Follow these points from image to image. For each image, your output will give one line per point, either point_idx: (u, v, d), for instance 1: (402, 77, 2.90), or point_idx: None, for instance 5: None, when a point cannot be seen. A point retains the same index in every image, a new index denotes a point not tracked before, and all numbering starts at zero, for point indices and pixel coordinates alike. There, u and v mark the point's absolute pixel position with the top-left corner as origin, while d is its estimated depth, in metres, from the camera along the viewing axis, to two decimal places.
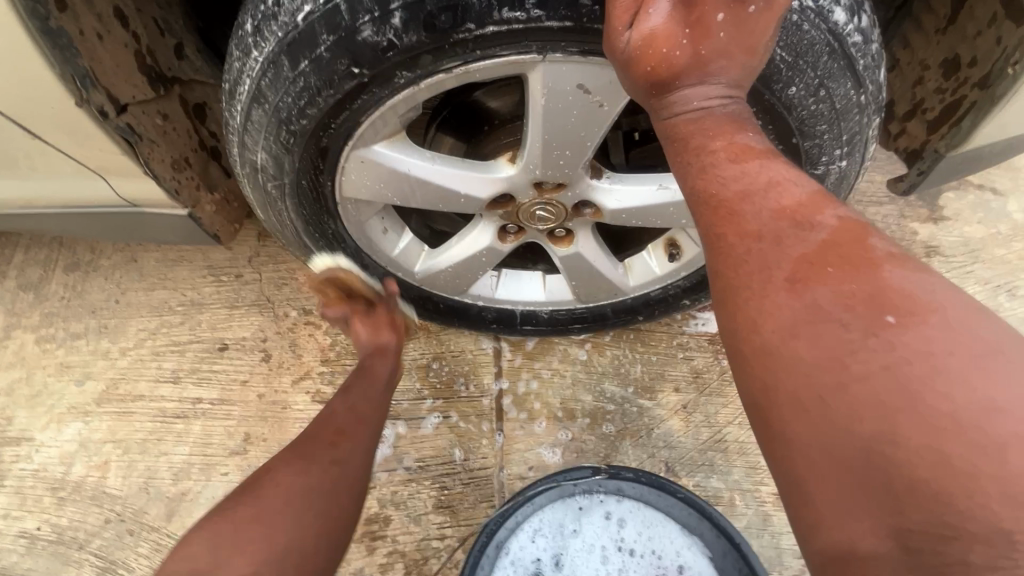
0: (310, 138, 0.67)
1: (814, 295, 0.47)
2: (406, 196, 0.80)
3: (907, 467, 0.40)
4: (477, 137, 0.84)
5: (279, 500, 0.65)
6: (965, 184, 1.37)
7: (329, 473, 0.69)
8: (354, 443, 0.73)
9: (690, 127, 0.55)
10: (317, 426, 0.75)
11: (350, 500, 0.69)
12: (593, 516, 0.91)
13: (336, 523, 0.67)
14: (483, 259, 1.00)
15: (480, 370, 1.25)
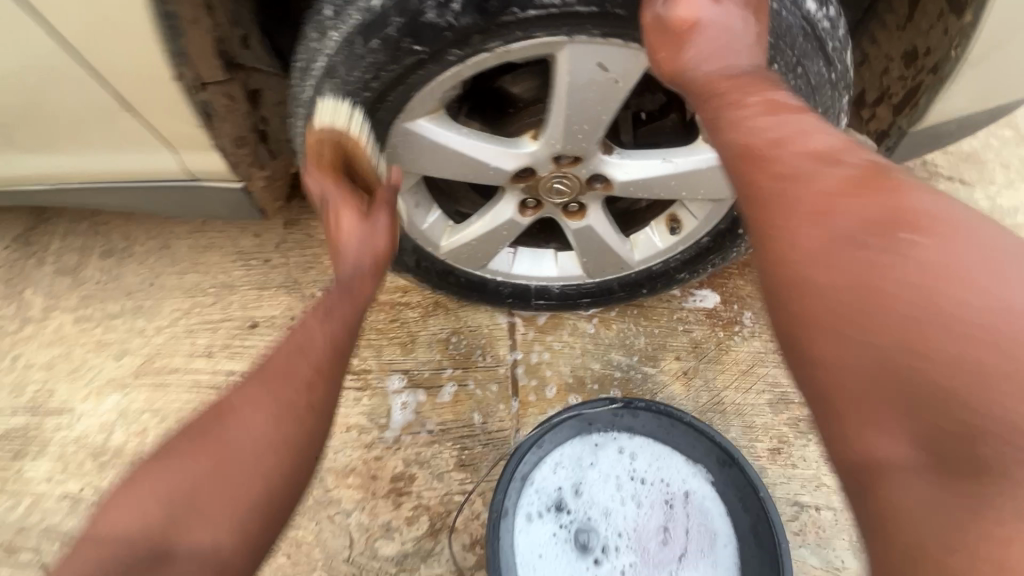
0: (370, 109, 0.79)
1: (834, 223, 0.54)
2: (442, 167, 0.91)
3: (924, 369, 0.45)
4: (502, 120, 0.96)
5: (255, 429, 0.69)
6: (936, 176, 1.51)
7: (302, 400, 0.71)
8: (326, 378, 0.74)
9: (721, 84, 0.67)
10: (288, 347, 0.74)
11: (320, 431, 0.72)
12: (608, 451, 1.04)
13: (306, 454, 0.71)
14: (503, 233, 1.11)
15: (496, 343, 1.35)
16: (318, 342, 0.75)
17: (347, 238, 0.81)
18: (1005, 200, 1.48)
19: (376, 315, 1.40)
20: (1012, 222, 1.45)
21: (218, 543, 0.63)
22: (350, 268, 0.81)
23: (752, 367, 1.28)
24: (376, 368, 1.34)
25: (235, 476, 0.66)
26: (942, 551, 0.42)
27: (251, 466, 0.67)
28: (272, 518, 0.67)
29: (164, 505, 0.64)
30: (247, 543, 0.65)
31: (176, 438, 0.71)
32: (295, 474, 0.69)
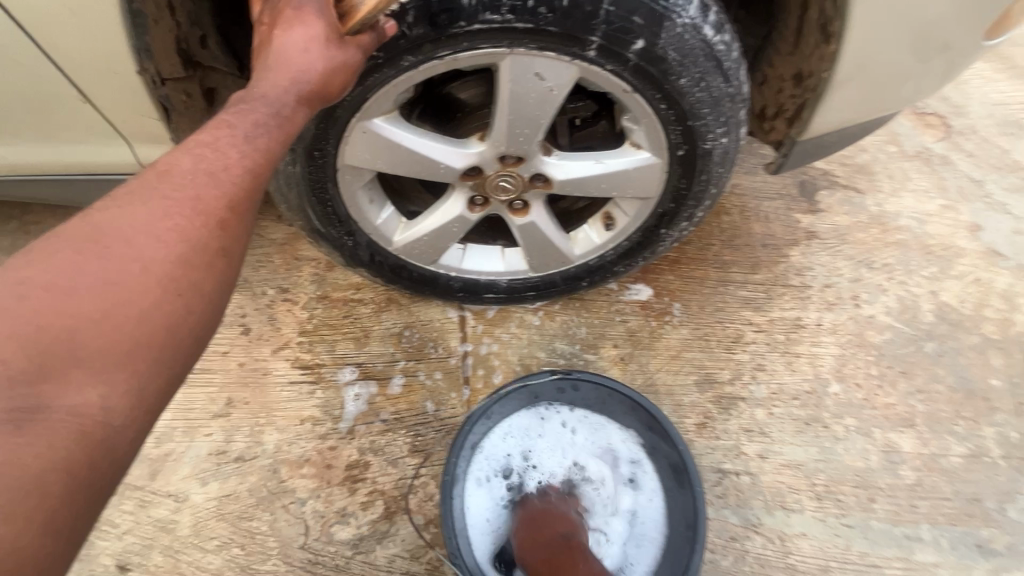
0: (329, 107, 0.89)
1: None
2: (395, 163, 0.99)
3: None
4: (451, 123, 1.05)
5: (138, 271, 0.65)
6: (835, 185, 1.73)
7: (208, 246, 0.69)
8: (232, 225, 0.72)
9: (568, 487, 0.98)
10: (185, 181, 0.70)
11: (225, 276, 0.71)
12: (552, 421, 1.16)
13: (213, 299, 0.69)
14: (453, 228, 1.19)
15: (447, 336, 1.42)
16: (228, 179, 0.72)
17: (305, 23, 0.74)
18: (891, 206, 1.71)
19: (330, 312, 1.44)
20: (896, 225, 1.68)
21: (108, 401, 0.60)
22: (282, 81, 0.74)
23: (680, 352, 1.42)
24: (330, 362, 1.38)
25: (116, 318, 0.62)
26: None
27: (130, 310, 0.63)
28: (167, 369, 0.65)
29: (28, 359, 0.57)
30: (139, 396, 0.62)
31: (30, 260, 0.63)
32: (200, 317, 0.68)
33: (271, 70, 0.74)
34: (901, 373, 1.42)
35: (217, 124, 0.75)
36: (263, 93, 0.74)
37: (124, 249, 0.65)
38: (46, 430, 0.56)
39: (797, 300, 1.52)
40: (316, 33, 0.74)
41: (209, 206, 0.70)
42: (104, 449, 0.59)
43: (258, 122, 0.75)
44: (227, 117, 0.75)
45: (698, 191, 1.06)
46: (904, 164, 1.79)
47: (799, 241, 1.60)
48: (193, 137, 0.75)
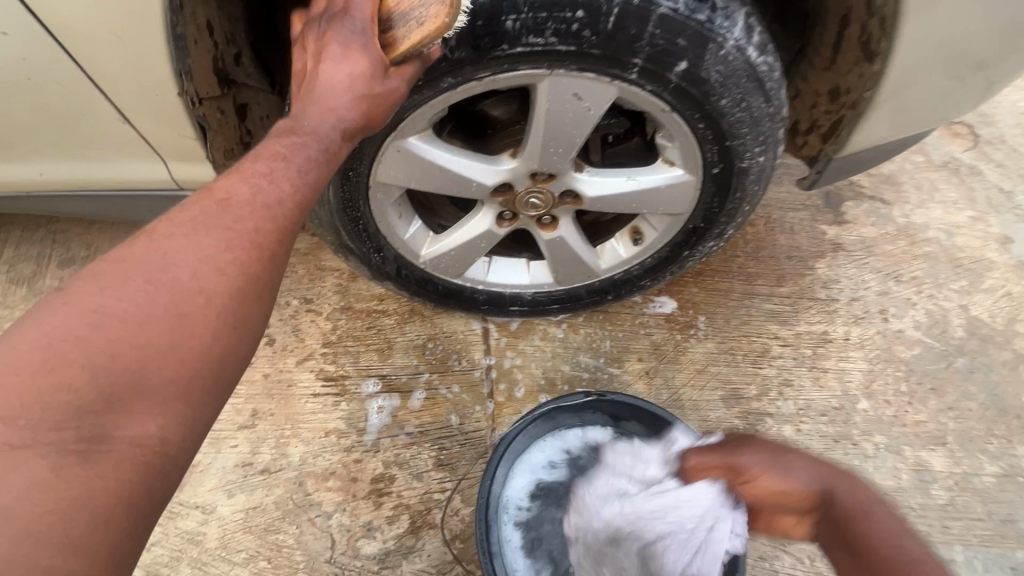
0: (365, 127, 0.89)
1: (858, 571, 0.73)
2: (428, 181, 0.99)
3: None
4: (481, 140, 1.04)
5: (198, 301, 0.65)
6: (861, 196, 1.70)
7: (261, 277, 0.70)
8: (281, 258, 0.73)
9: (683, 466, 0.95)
10: (243, 212, 0.71)
11: (271, 308, 0.71)
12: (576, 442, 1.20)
13: (260, 331, 0.70)
14: (481, 243, 1.18)
15: (471, 348, 1.41)
16: (282, 212, 0.73)
17: (354, 60, 0.75)
18: (918, 217, 1.69)
19: (353, 323, 1.44)
20: (923, 237, 1.65)
21: (166, 431, 0.61)
22: (328, 116, 0.76)
23: (706, 366, 1.41)
24: (354, 374, 1.38)
25: (178, 347, 0.63)
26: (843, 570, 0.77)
27: (189, 341, 0.64)
28: (218, 400, 0.66)
29: (96, 389, 0.58)
30: (193, 428, 0.63)
31: (96, 284, 0.63)
32: (248, 349, 0.69)
33: (323, 106, 0.75)
34: (931, 389, 1.40)
35: (268, 155, 0.76)
36: (313, 128, 0.76)
37: (186, 275, 0.66)
38: (109, 461, 0.57)
39: (824, 313, 1.50)
40: (365, 69, 0.74)
41: (264, 238, 0.71)
42: (160, 480, 0.60)
43: (304, 151, 0.76)
44: (279, 149, 0.76)
45: (732, 208, 1.05)
46: (931, 174, 1.76)
47: (825, 253, 1.58)
48: (246, 166, 0.76)
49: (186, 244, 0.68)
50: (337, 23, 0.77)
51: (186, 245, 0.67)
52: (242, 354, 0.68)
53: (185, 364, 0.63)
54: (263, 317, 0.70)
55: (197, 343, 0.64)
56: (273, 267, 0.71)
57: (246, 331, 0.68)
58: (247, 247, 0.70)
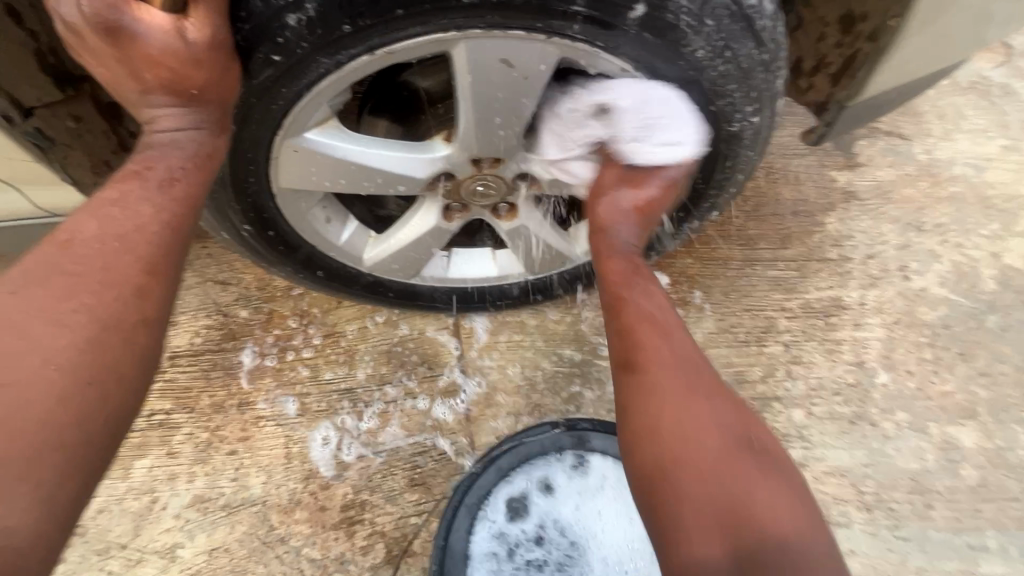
0: (241, 128, 0.72)
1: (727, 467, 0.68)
2: (345, 182, 0.82)
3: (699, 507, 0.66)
4: (411, 119, 0.85)
5: (37, 364, 0.55)
6: (875, 133, 1.48)
7: (126, 315, 0.60)
8: (154, 288, 0.63)
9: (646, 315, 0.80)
10: (90, 250, 0.61)
11: (148, 348, 0.61)
12: (556, 475, 1.10)
13: (136, 382, 0.60)
14: (430, 241, 0.99)
15: (441, 350, 1.26)
16: (141, 240, 0.63)
17: (143, 54, 0.61)
18: (942, 152, 1.47)
19: (309, 332, 1.29)
20: (948, 175, 1.44)
21: (12, 519, 0.50)
22: (182, 130, 0.66)
23: (704, 349, 1.25)
24: (314, 390, 1.24)
25: (19, 419, 0.52)
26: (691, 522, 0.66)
27: (29, 413, 0.53)
28: (94, 464, 0.56)
29: None
30: (57, 504, 0.53)
31: None
32: (121, 407, 0.59)
33: (160, 113, 0.66)
34: (958, 354, 1.25)
35: (125, 175, 0.66)
36: (173, 135, 0.66)
37: (20, 331, 0.55)
38: None
39: (836, 276, 1.32)
40: (163, 53, 0.61)
41: (124, 270, 0.61)
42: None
43: (159, 173, 0.66)
44: (136, 166, 0.66)
45: (721, 179, 0.86)
46: (956, 99, 1.53)
47: (837, 205, 1.39)
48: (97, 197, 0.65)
49: (19, 297, 0.57)
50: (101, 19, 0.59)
51: (19, 297, 0.57)
52: (122, 404, 0.59)
53: (34, 435, 0.52)
54: (141, 358, 0.61)
55: (42, 408, 0.53)
56: (146, 300, 0.62)
57: (119, 378, 0.58)
58: (101, 288, 0.60)
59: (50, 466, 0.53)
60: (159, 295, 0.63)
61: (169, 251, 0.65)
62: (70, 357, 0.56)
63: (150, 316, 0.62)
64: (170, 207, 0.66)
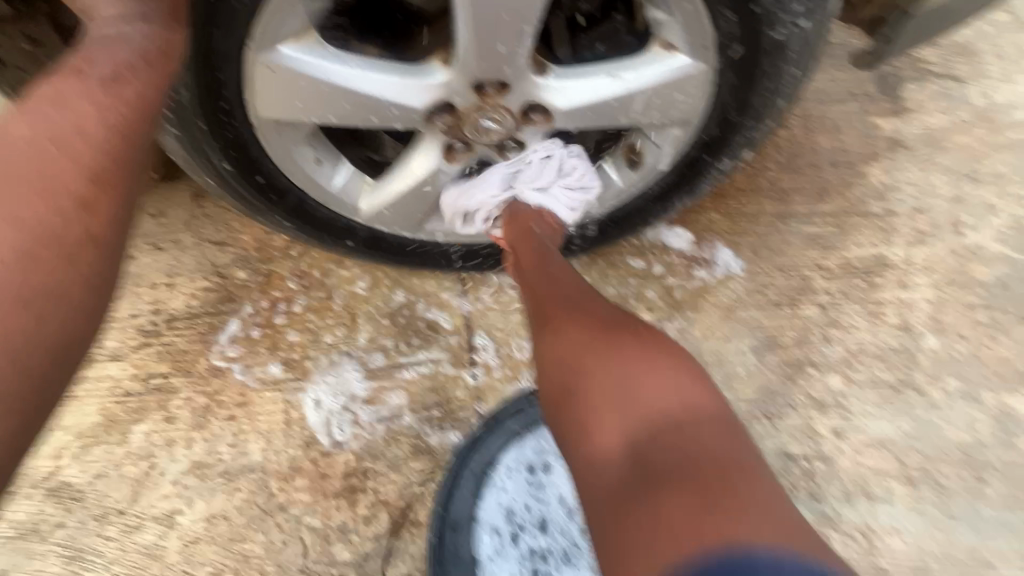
0: (203, 35, 0.66)
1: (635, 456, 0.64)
2: (329, 109, 0.74)
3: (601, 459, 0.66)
4: (405, 43, 0.76)
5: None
6: (927, 75, 1.33)
7: (68, 229, 0.55)
8: (100, 201, 0.57)
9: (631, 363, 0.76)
10: (21, 155, 0.54)
11: (98, 266, 0.56)
12: None
13: (90, 304, 0.56)
14: (430, 188, 0.90)
15: (447, 312, 1.19)
16: (82, 145, 0.56)
17: None
18: (1002, 95, 1.32)
19: (308, 293, 1.23)
20: (1008, 120, 1.30)
21: None
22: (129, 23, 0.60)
23: (732, 311, 1.15)
24: (315, 353, 1.18)
25: None
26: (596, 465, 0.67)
27: None
28: (49, 388, 0.53)
29: None
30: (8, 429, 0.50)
31: None
32: (72, 328, 0.54)
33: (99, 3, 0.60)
34: (1017, 316, 1.13)
35: (62, 74, 0.58)
36: (116, 28, 0.59)
37: None
38: None
39: (880, 232, 1.20)
40: None
41: (63, 182, 0.55)
42: None
43: (98, 68, 0.58)
44: (78, 60, 0.58)
45: (762, 104, 0.77)
46: (1018, 36, 1.37)
47: (881, 155, 1.26)
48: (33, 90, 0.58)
49: None
50: None
51: None
52: (73, 326, 0.55)
53: None
54: (89, 275, 0.56)
55: None
56: (94, 214, 0.56)
57: (66, 300, 0.54)
58: (38, 199, 0.54)
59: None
60: (108, 210, 0.57)
61: (118, 162, 0.58)
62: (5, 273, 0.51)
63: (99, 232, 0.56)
64: (122, 113, 0.58)
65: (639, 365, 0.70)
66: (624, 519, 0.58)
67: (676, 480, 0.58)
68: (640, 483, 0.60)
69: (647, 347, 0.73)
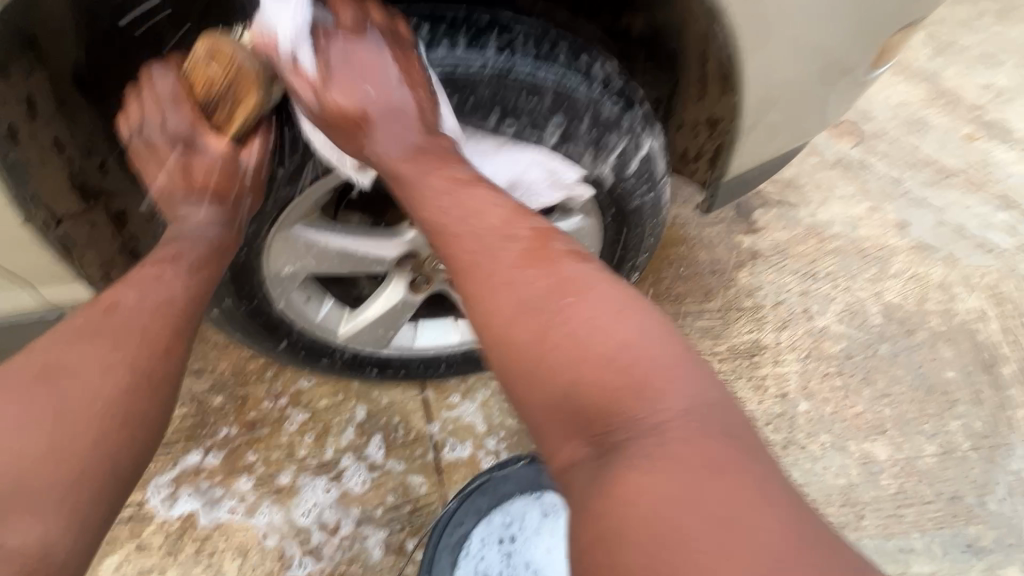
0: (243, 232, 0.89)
1: (711, 466, 0.54)
2: (327, 264, 1.00)
3: (614, 422, 0.59)
4: (378, 212, 1.07)
5: (84, 424, 0.63)
6: (768, 203, 1.77)
7: (155, 370, 0.70)
8: (176, 350, 0.73)
9: (616, 379, 0.60)
10: (133, 313, 0.72)
11: (166, 400, 0.71)
12: (530, 513, 1.18)
13: (154, 428, 0.69)
14: (398, 312, 1.13)
15: (411, 417, 1.35)
16: (176, 307, 0.75)
17: (202, 167, 0.80)
18: (823, 215, 1.77)
19: (284, 409, 1.35)
20: (831, 233, 1.74)
21: (70, 522, 0.59)
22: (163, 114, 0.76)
23: None
24: (289, 467, 1.29)
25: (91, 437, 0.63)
26: (610, 473, 0.57)
27: (95, 426, 0.63)
28: (129, 465, 0.65)
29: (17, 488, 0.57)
30: (103, 510, 0.62)
31: (26, 372, 0.65)
32: (146, 437, 0.68)
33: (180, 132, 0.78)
34: (862, 379, 1.48)
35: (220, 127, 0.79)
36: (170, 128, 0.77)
37: (93, 358, 0.67)
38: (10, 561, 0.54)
39: (753, 322, 1.54)
40: (208, 163, 0.80)
41: (156, 327, 0.72)
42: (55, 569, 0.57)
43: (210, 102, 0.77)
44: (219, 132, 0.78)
45: (636, 243, 1.10)
46: (827, 173, 1.87)
47: (745, 263, 1.63)
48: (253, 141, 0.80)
49: (78, 341, 0.68)
50: (186, 166, 0.80)
51: (77, 342, 0.68)
52: (156, 428, 0.70)
53: (114, 443, 0.64)
54: (162, 404, 0.70)
55: (112, 419, 0.65)
56: (165, 357, 0.71)
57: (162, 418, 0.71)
58: (140, 340, 0.70)
59: (122, 465, 0.65)
60: (172, 358, 0.73)
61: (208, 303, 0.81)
62: (142, 384, 0.68)
63: (169, 370, 0.72)
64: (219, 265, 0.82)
65: (608, 368, 0.61)
66: (594, 509, 0.56)
67: (714, 480, 0.53)
68: (609, 473, 0.57)
69: (604, 332, 0.63)
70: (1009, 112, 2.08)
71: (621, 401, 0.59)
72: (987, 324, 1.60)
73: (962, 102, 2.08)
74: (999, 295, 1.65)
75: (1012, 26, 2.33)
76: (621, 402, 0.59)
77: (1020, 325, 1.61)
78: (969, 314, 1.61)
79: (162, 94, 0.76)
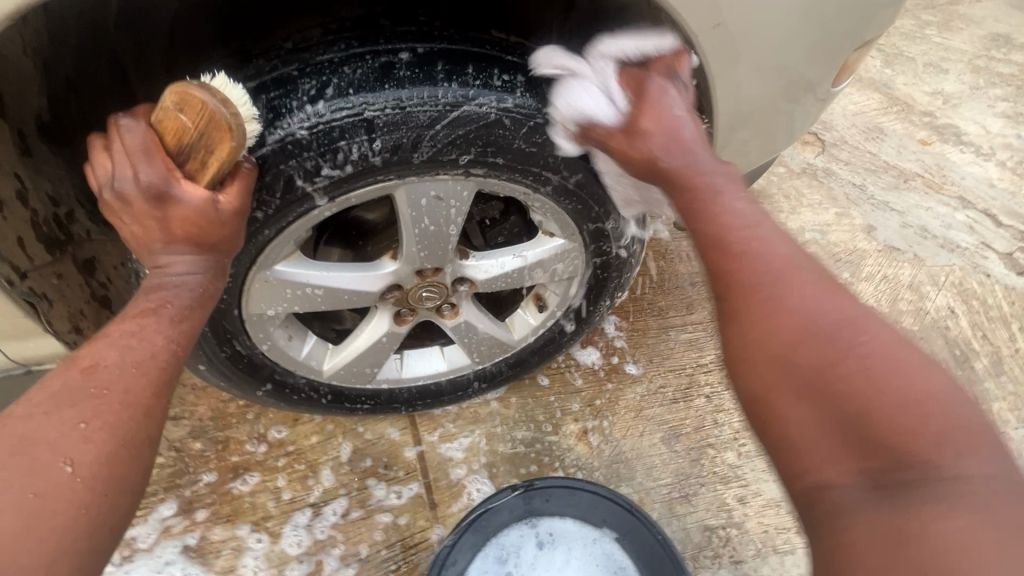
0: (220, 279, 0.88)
1: (938, 437, 0.52)
2: (309, 303, 0.98)
3: (853, 378, 0.57)
4: (359, 244, 1.05)
5: (62, 502, 0.59)
6: None
7: (137, 436, 0.67)
8: (157, 412, 0.70)
9: (845, 330, 0.60)
10: (112, 376, 0.68)
11: (147, 467, 0.68)
12: (528, 542, 1.15)
13: (133, 500, 0.66)
14: (384, 345, 1.11)
15: (401, 450, 1.32)
16: (157, 365, 0.72)
17: (181, 215, 0.74)
18: (794, 222, 1.82)
19: (268, 451, 1.31)
20: (803, 240, 1.78)
21: None
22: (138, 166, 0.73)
23: (641, 411, 1.40)
24: (277, 511, 1.24)
25: (69, 516, 0.60)
26: (855, 420, 0.56)
27: (73, 504, 0.60)
28: (108, 542, 0.62)
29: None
30: None
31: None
32: (124, 510, 0.65)
33: (153, 183, 0.73)
34: None
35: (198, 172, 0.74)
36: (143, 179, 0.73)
37: (69, 428, 0.64)
38: None
39: None
40: (186, 210, 0.74)
41: (135, 390, 0.69)
42: None
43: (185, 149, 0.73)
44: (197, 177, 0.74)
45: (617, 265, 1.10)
46: (795, 181, 1.92)
47: None
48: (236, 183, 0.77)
49: (52, 412, 0.64)
50: (163, 217, 0.75)
51: (51, 413, 0.64)
52: (134, 499, 0.66)
53: (93, 520, 0.61)
54: (143, 473, 0.67)
55: (92, 494, 0.62)
56: (146, 423, 0.69)
57: (142, 487, 0.68)
58: (120, 406, 0.67)
59: (102, 542, 0.62)
60: (153, 422, 0.70)
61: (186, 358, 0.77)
62: (121, 455, 0.65)
63: (150, 436, 0.69)
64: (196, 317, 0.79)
65: (825, 326, 0.61)
66: (814, 471, 0.57)
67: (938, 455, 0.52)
68: (823, 427, 0.57)
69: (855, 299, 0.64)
70: (958, 116, 2.19)
71: (852, 354, 0.59)
72: (957, 320, 1.66)
73: (913, 109, 2.18)
74: (965, 291, 1.72)
75: (953, 35, 2.47)
76: (850, 358, 0.58)
77: (987, 320, 1.67)
78: (939, 311, 1.67)
79: (135, 147, 0.73)
